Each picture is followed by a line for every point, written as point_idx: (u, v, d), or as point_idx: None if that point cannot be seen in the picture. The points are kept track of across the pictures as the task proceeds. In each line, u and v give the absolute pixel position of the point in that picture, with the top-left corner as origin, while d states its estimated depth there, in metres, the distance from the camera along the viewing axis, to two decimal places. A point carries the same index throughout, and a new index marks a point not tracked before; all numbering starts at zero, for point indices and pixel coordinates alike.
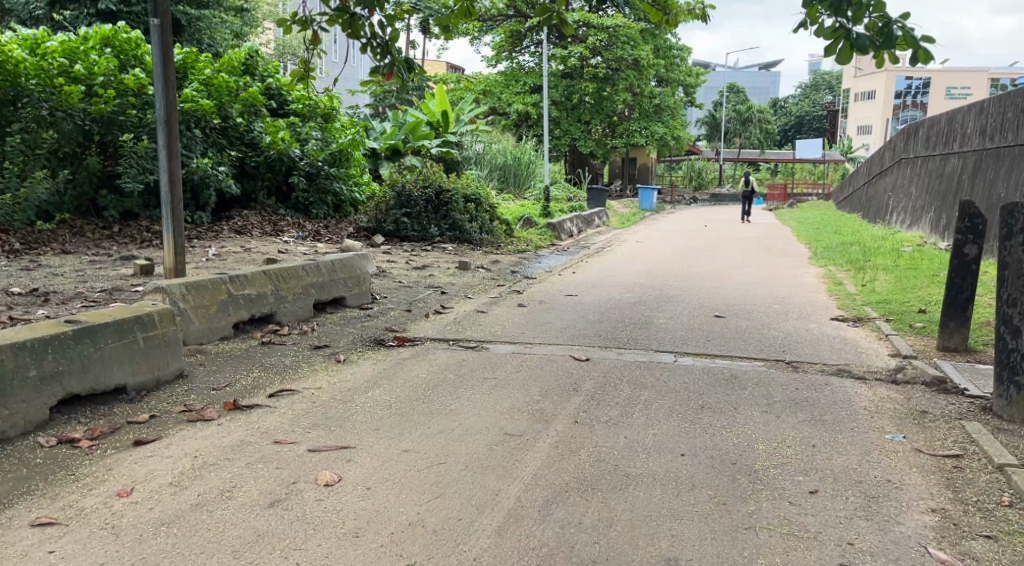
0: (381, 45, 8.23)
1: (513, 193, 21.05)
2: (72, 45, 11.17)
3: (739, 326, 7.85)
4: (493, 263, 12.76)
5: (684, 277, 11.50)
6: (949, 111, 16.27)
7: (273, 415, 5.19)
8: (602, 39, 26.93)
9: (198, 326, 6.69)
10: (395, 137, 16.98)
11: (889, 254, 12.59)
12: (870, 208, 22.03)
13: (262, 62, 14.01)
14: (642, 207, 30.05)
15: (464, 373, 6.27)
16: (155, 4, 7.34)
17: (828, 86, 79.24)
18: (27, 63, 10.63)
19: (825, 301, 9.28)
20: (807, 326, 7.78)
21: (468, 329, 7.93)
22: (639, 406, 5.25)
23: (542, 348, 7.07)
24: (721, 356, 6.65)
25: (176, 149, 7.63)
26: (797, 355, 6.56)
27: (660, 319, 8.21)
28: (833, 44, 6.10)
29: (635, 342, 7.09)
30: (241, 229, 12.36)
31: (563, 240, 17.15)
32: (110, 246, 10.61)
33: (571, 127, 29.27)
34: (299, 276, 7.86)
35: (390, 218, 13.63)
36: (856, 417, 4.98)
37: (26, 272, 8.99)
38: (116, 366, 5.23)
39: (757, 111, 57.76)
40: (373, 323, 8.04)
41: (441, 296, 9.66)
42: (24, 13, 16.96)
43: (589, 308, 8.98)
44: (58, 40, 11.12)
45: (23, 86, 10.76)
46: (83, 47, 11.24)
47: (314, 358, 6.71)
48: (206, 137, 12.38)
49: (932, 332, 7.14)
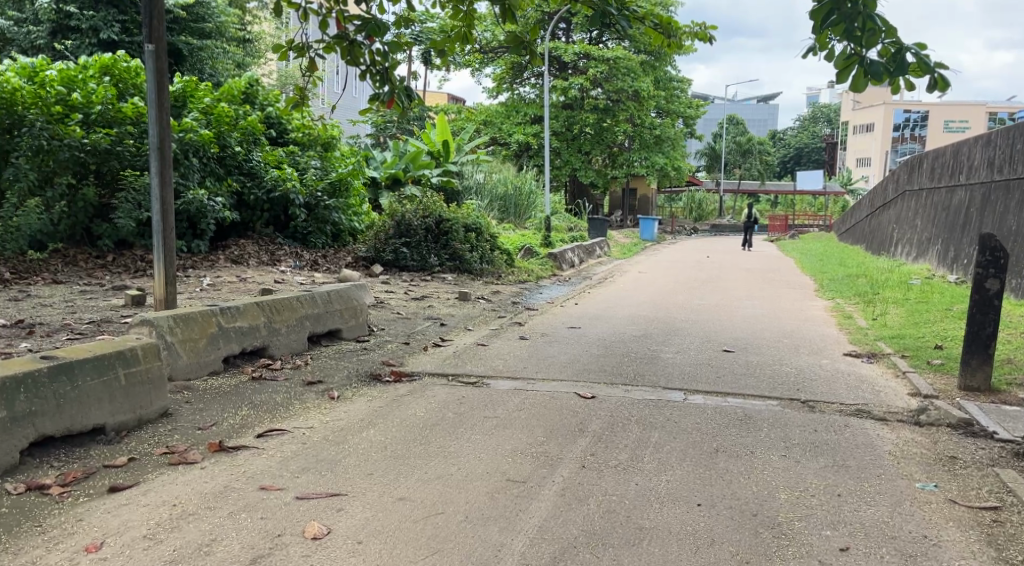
0: (379, 72, 8.08)
1: (514, 222, 20.90)
2: (70, 73, 10.99)
3: (750, 361, 7.56)
4: (493, 294, 12.48)
5: (689, 310, 11.22)
6: (956, 142, 16.06)
7: (260, 458, 4.90)
8: (603, 70, 27.01)
9: (187, 361, 6.41)
10: (395, 167, 16.81)
11: (897, 287, 12.33)
12: (874, 240, 21.79)
13: (261, 91, 13.84)
14: (643, 237, 29.84)
15: (464, 411, 5.96)
16: (150, 29, 7.13)
17: (827, 119, 79.49)
18: (24, 92, 10.48)
19: (836, 335, 8.98)
20: (820, 362, 7.48)
21: (468, 363, 7.64)
22: (650, 448, 4.97)
23: (545, 384, 6.76)
24: (732, 394, 6.35)
25: (169, 177, 7.39)
26: (812, 394, 6.27)
27: (667, 354, 7.92)
28: (845, 72, 5.88)
29: (642, 378, 6.80)
30: (237, 259, 12.10)
31: (563, 270, 16.90)
32: (103, 276, 10.35)
33: (572, 157, 29.08)
34: (293, 307, 7.59)
35: (389, 248, 13.34)
36: (882, 462, 4.68)
37: (14, 303, 8.73)
38: (95, 405, 4.95)
39: (757, 143, 57.93)
40: (370, 356, 7.75)
41: (440, 328, 9.37)
42: (25, 43, 16.87)
43: (593, 341, 8.69)
44: (57, 69, 10.94)
45: (21, 115, 10.59)
46: (82, 75, 11.05)
47: (306, 395, 6.41)
48: (203, 167, 12.17)
49: (951, 369, 6.85)
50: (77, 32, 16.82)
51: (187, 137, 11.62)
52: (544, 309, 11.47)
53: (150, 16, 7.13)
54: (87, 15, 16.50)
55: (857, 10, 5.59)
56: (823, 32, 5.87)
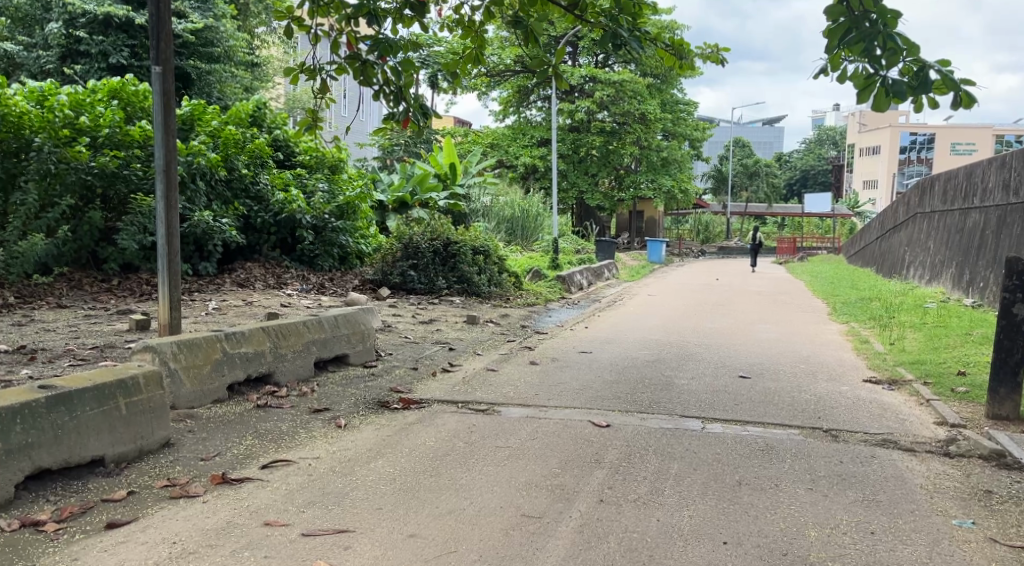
0: (395, 92, 8.11)
1: (522, 244, 20.77)
2: (79, 97, 10.81)
3: (767, 388, 7.36)
4: (502, 317, 12.33)
5: (702, 334, 11.02)
6: (969, 164, 15.92)
7: (264, 491, 4.74)
8: (609, 93, 27.06)
9: (190, 388, 6.25)
10: (402, 190, 16.70)
11: (913, 311, 12.13)
12: (885, 263, 21.59)
13: (269, 114, 13.78)
14: (651, 259, 29.63)
15: (474, 441, 5.76)
16: (157, 51, 7.04)
17: (833, 142, 79.51)
18: (32, 116, 10.33)
19: (854, 361, 8.77)
20: (840, 389, 7.28)
21: (478, 389, 7.46)
22: (669, 481, 4.79)
23: (557, 412, 6.57)
24: (752, 422, 6.16)
25: (175, 200, 7.26)
26: (834, 422, 6.08)
27: (682, 380, 7.73)
28: (866, 92, 5.71)
29: (658, 406, 6.61)
30: (244, 282, 11.97)
31: (572, 293, 16.73)
32: (108, 300, 10.22)
33: (579, 180, 29.02)
34: (300, 333, 7.42)
35: (396, 270, 13.19)
36: (914, 498, 4.52)
37: (17, 328, 8.59)
38: (94, 436, 4.80)
39: (764, 165, 58.01)
40: (378, 383, 7.56)
41: (448, 353, 9.19)
42: (34, 67, 16.84)
43: (605, 366, 8.50)
44: (66, 92, 10.84)
45: (28, 139, 10.45)
46: (90, 99, 10.93)
47: (312, 424, 6.23)
48: (210, 190, 12.09)
49: (977, 397, 6.64)
50: (86, 56, 16.84)
51: (195, 161, 11.53)
52: (554, 333, 11.30)
53: (158, 38, 7.05)
54: (96, 40, 16.53)
55: (877, 29, 5.46)
56: (838, 51, 5.72)
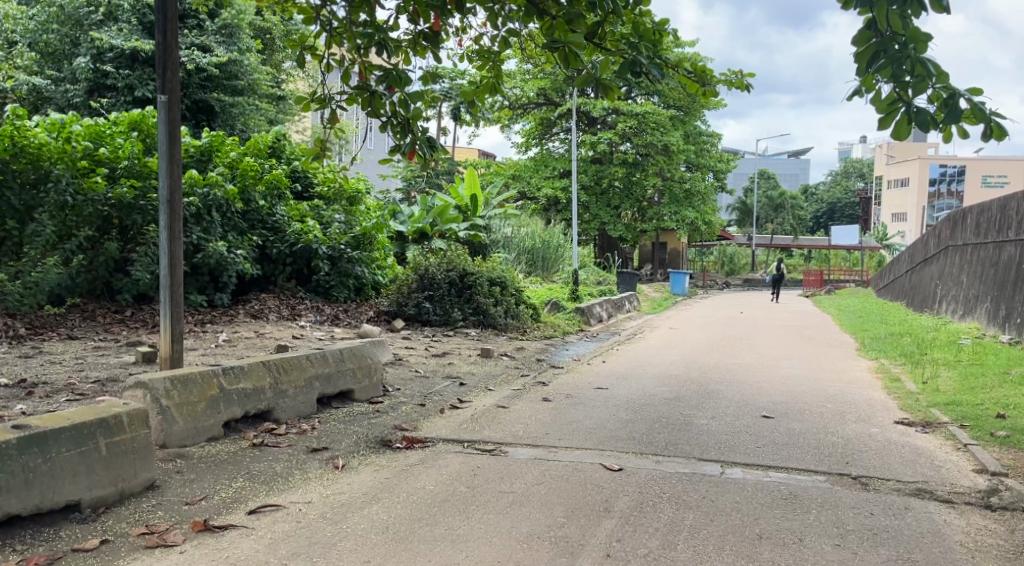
0: (401, 123, 7.89)
1: (542, 276, 20.46)
2: (98, 128, 10.81)
3: (792, 429, 6.96)
4: (517, 350, 12.01)
5: (723, 370, 10.61)
6: (1003, 197, 15.48)
7: (247, 540, 4.51)
8: (632, 125, 26.91)
9: (182, 426, 5.97)
10: (422, 221, 16.50)
11: (946, 348, 11.65)
12: (916, 297, 20.99)
13: (288, 145, 13.65)
14: (674, 290, 29.10)
15: (477, 485, 5.43)
16: (163, 80, 6.87)
17: (860, 174, 78.74)
18: (51, 148, 10.27)
19: (884, 401, 8.31)
20: (870, 431, 6.87)
21: (486, 428, 7.12)
22: (682, 534, 4.52)
23: (567, 453, 6.22)
24: (775, 467, 5.79)
25: (178, 231, 7.06)
26: (863, 467, 5.70)
27: (702, 420, 7.34)
28: (889, 117, 5.40)
29: (675, 449, 6.23)
30: (257, 313, 11.75)
31: (592, 325, 16.37)
32: (119, 332, 10.02)
33: (601, 212, 28.62)
34: (301, 367, 7.13)
35: (412, 301, 12.92)
36: (952, 556, 4.25)
37: (23, 360, 8.40)
38: (69, 479, 4.59)
39: (790, 198, 57.57)
40: (382, 420, 7.24)
41: (459, 389, 8.85)
42: (62, 100, 16.86)
43: (621, 404, 8.12)
44: (84, 124, 10.76)
45: (47, 170, 10.38)
46: (110, 130, 10.91)
47: (309, 464, 5.93)
48: (226, 221, 11.92)
49: (1019, 442, 6.23)
50: (113, 90, 16.94)
51: (212, 192, 11.41)
52: (570, 367, 10.95)
53: (164, 67, 6.88)
54: (123, 73, 16.62)
55: (904, 53, 5.15)
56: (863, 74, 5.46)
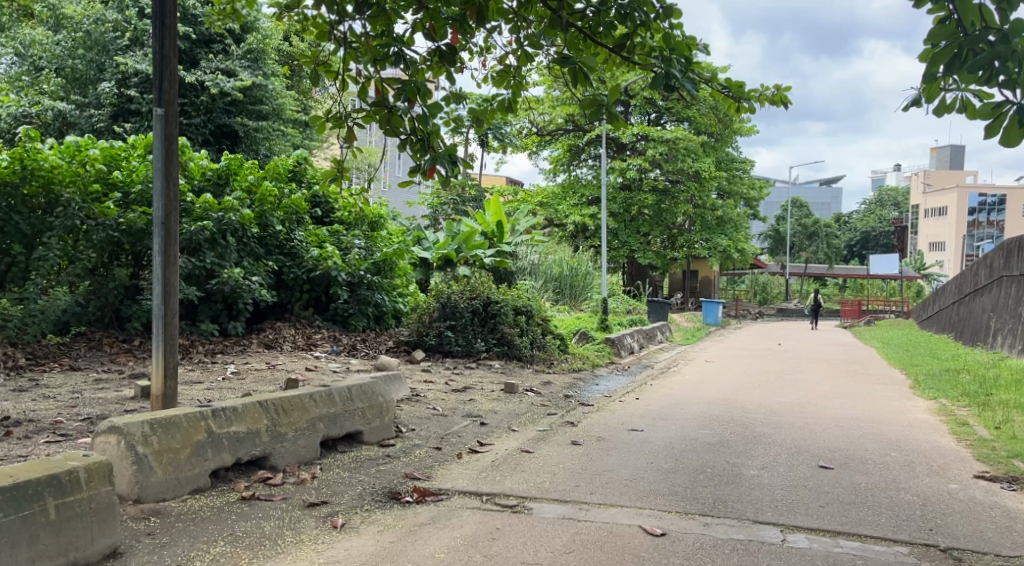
0: (421, 139, 7.10)
1: (570, 304, 19.60)
2: (114, 150, 10.18)
3: (857, 484, 6.10)
4: (545, 385, 11.21)
5: (769, 410, 9.71)
6: None
7: None
8: (662, 151, 26.18)
9: (160, 478, 5.24)
10: (447, 247, 15.78)
11: (1012, 386, 10.70)
12: (966, 329, 19.85)
13: (309, 169, 12.89)
14: (707, 320, 28.06)
15: (494, 554, 4.72)
16: (160, 91, 6.20)
17: (895, 203, 77.07)
18: (61, 170, 9.64)
19: (956, 449, 7.40)
20: (946, 487, 6.03)
21: (508, 477, 6.33)
22: None
23: (600, 511, 5.41)
24: (842, 533, 5.01)
25: (174, 257, 6.35)
26: (948, 538, 4.93)
27: (752, 470, 6.48)
28: (995, 122, 4.78)
29: (725, 508, 5.41)
30: (271, 343, 11.10)
31: (622, 356, 15.56)
32: (125, 362, 9.37)
33: (630, 239, 27.79)
34: (303, 407, 6.34)
35: (433, 331, 12.20)
36: None
37: (15, 393, 7.76)
38: (6, 550, 4.08)
39: (823, 226, 56.47)
40: (392, 467, 6.46)
41: (480, 430, 8.01)
42: (86, 126, 16.35)
43: (659, 450, 7.28)
44: (100, 146, 10.13)
45: (58, 194, 9.70)
46: (126, 152, 10.26)
47: (304, 523, 5.18)
48: (242, 246, 11.23)
49: None
50: (138, 116, 16.55)
51: (227, 217, 10.70)
52: (602, 404, 10.12)
53: (161, 78, 6.19)
54: (148, 99, 16.22)
55: (1005, 46, 4.52)
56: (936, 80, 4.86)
